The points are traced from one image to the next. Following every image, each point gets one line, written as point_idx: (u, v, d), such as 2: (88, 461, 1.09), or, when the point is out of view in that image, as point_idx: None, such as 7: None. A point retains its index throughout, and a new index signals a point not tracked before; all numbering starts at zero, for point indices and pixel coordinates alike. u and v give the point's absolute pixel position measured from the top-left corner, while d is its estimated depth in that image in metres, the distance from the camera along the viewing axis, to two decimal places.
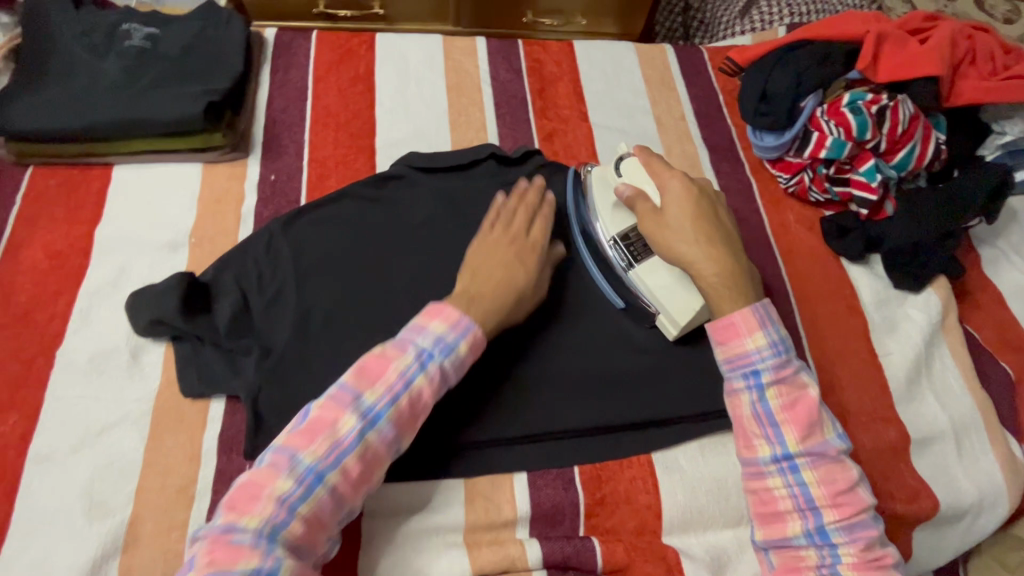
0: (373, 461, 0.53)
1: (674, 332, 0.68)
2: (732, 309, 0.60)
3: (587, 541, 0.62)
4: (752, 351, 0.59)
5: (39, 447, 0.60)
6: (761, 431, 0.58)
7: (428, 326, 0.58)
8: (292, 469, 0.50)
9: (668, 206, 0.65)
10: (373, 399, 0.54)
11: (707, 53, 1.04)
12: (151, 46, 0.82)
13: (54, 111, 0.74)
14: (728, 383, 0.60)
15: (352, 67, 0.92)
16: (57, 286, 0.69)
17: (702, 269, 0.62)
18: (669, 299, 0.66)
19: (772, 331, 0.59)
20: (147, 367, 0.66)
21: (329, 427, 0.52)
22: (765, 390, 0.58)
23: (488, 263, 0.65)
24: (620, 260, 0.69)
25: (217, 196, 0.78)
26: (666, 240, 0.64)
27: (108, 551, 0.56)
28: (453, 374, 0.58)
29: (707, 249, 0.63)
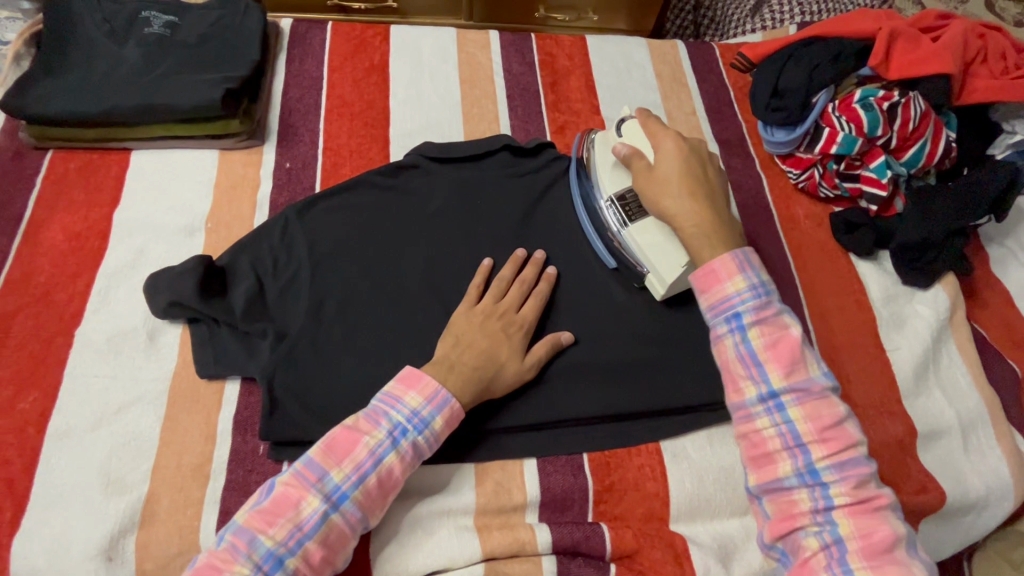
0: (335, 542, 0.54)
1: (661, 291, 0.69)
2: (712, 257, 0.60)
3: (596, 527, 0.63)
4: (732, 294, 0.58)
5: (58, 424, 0.61)
6: (745, 372, 0.57)
7: (404, 397, 0.59)
8: (249, 555, 0.51)
9: (661, 162, 0.66)
10: (338, 478, 0.55)
11: (719, 49, 1.04)
12: (170, 34, 0.83)
13: (75, 95, 0.75)
14: (711, 330, 0.59)
15: (367, 58, 0.93)
16: (76, 267, 0.70)
17: (684, 223, 0.63)
18: (658, 258, 0.68)
19: (753, 274, 0.58)
20: (164, 347, 0.67)
21: (293, 508, 0.53)
22: (748, 331, 0.57)
23: (474, 337, 0.65)
24: (614, 220, 0.72)
25: (233, 182, 0.79)
26: (654, 197, 0.65)
27: (125, 527, 0.57)
28: (428, 447, 0.59)
29: (692, 207, 0.63)
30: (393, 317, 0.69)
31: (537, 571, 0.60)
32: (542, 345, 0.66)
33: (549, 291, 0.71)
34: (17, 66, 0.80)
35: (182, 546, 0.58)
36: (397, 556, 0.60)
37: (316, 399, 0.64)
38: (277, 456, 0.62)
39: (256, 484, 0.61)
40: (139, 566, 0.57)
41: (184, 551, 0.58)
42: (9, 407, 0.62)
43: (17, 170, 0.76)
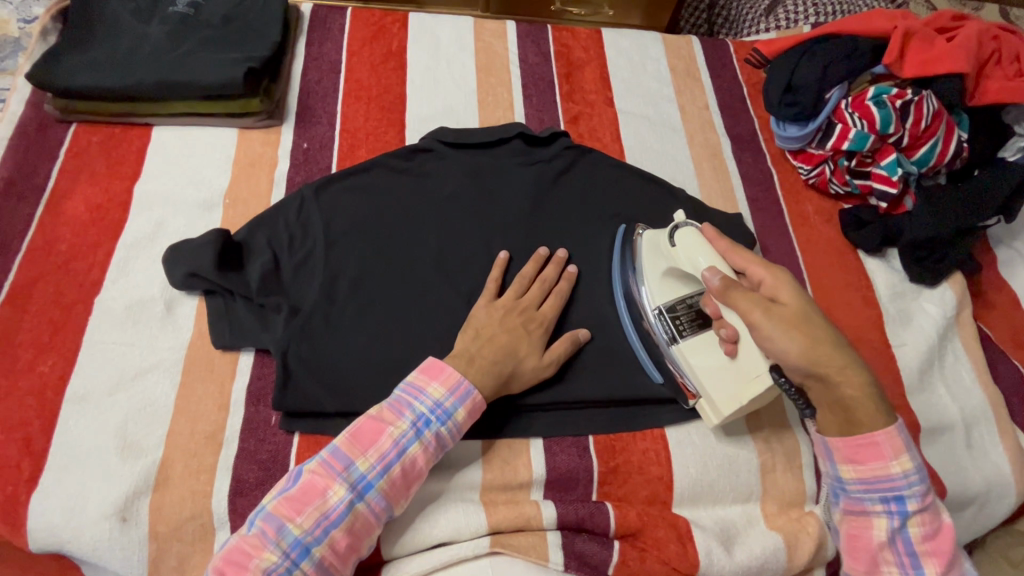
0: (360, 531, 0.55)
1: (714, 421, 0.65)
2: (873, 425, 0.56)
3: (601, 505, 0.64)
4: (896, 476, 0.55)
5: (76, 387, 0.63)
6: (894, 557, 0.56)
7: (428, 387, 0.60)
8: (278, 542, 0.52)
9: (781, 295, 0.58)
10: (365, 469, 0.56)
11: (733, 46, 1.05)
12: (194, 13, 0.85)
13: (99, 69, 0.77)
14: (859, 501, 0.57)
15: (385, 44, 0.94)
16: (97, 238, 0.72)
17: (849, 380, 0.55)
18: (717, 389, 0.63)
19: (916, 455, 0.56)
20: (181, 318, 0.69)
21: (320, 496, 0.54)
22: (909, 519, 0.55)
23: (498, 335, 0.64)
24: (663, 332, 0.67)
25: (251, 160, 0.80)
26: (800, 341, 0.55)
27: (139, 489, 0.59)
28: (451, 438, 0.60)
29: (839, 354, 0.56)
30: (404, 296, 0.70)
31: (542, 544, 0.61)
32: (559, 344, 0.67)
33: (570, 290, 0.71)
34: (44, 40, 0.84)
35: (195, 510, 0.59)
36: (404, 528, 0.61)
37: (327, 373, 0.65)
38: (288, 426, 0.63)
39: (267, 454, 0.62)
40: (152, 527, 0.58)
41: (197, 515, 0.59)
42: (29, 369, 0.63)
43: (40, 141, 0.78)
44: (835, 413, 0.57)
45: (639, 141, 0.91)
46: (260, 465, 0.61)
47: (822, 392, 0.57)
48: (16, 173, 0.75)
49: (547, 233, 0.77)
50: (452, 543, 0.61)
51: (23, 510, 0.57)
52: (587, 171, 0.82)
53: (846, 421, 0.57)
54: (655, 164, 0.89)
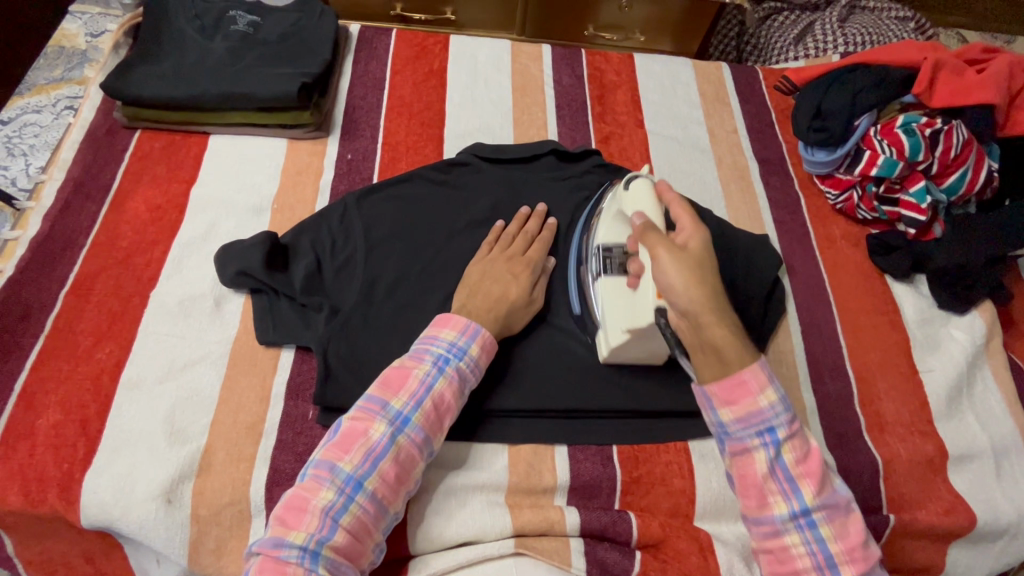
0: (406, 463, 0.57)
1: (605, 353, 0.68)
2: (741, 366, 0.54)
3: (624, 513, 0.65)
4: (765, 408, 0.54)
5: (131, 374, 0.67)
6: (777, 487, 0.54)
7: (440, 333, 0.63)
8: (332, 480, 0.54)
9: (690, 241, 0.59)
10: (399, 406, 0.58)
11: (762, 72, 1.08)
12: (253, 32, 0.91)
13: (165, 81, 0.83)
14: (739, 440, 0.55)
15: (427, 64, 0.99)
16: (156, 236, 0.77)
17: (717, 324, 0.54)
18: (614, 318, 0.66)
19: (780, 383, 0.55)
20: (228, 314, 0.73)
21: (362, 436, 0.56)
22: (782, 446, 0.54)
23: (489, 285, 0.69)
24: (593, 268, 0.71)
25: (299, 169, 0.85)
26: (684, 277, 0.56)
27: (184, 474, 0.62)
28: (471, 375, 0.63)
29: (720, 300, 0.56)
30: (438, 299, 0.73)
31: (565, 548, 0.63)
32: (534, 272, 0.72)
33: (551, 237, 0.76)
34: (115, 53, 0.91)
35: (235, 496, 0.62)
36: (430, 526, 0.62)
37: (363, 369, 0.68)
38: (325, 421, 0.66)
39: (304, 446, 0.65)
40: (194, 510, 0.61)
41: (236, 501, 0.62)
42: (88, 355, 0.67)
43: (108, 145, 0.84)
44: (705, 357, 0.56)
45: (668, 162, 0.94)
46: (296, 456, 0.64)
47: (693, 333, 0.56)
48: (86, 174, 0.81)
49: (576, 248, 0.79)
50: (477, 542, 0.62)
51: (78, 487, 0.60)
52: None
53: (716, 364, 0.55)
54: (683, 184, 0.92)
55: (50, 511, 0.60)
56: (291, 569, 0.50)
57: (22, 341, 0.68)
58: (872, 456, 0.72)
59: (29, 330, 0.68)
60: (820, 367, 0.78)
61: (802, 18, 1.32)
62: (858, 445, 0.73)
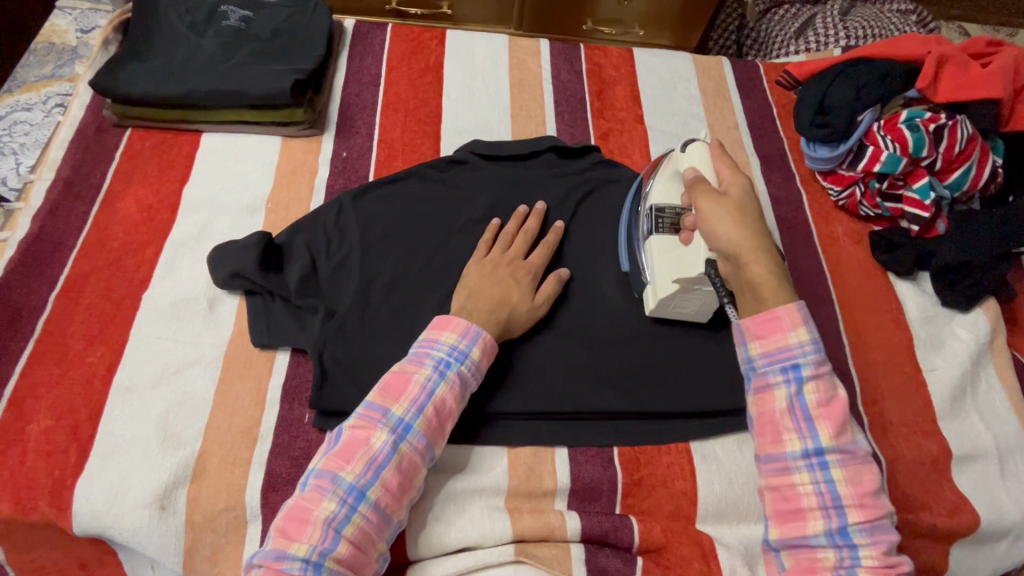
0: (409, 471, 0.56)
1: (651, 306, 0.69)
2: (776, 302, 0.56)
3: (625, 518, 0.64)
4: (794, 346, 0.55)
5: (123, 379, 0.66)
6: (794, 424, 0.55)
7: (441, 336, 0.62)
8: (334, 490, 0.53)
9: (730, 188, 0.62)
10: (401, 413, 0.57)
11: (763, 67, 1.07)
12: (245, 27, 0.89)
13: (155, 79, 0.81)
14: (764, 375, 0.56)
15: (423, 59, 0.97)
16: (147, 237, 0.75)
17: (752, 262, 0.57)
18: (663, 269, 0.67)
19: (815, 328, 0.56)
20: (222, 316, 0.71)
21: (364, 444, 0.55)
22: (805, 385, 0.54)
23: (489, 288, 0.68)
24: (644, 227, 0.71)
25: (293, 167, 0.84)
26: (725, 220, 0.59)
27: (178, 479, 0.61)
28: (473, 378, 0.62)
29: (759, 240, 0.58)
30: (435, 298, 0.72)
31: (565, 556, 0.61)
32: (536, 274, 0.71)
33: (556, 242, 0.75)
34: (105, 49, 0.89)
35: (229, 502, 0.61)
36: (429, 531, 0.62)
37: (360, 371, 0.67)
38: (321, 425, 0.65)
39: (300, 450, 0.64)
40: (188, 517, 0.60)
41: (232, 508, 0.61)
42: (79, 359, 0.66)
43: (98, 144, 0.82)
44: (745, 294, 0.58)
45: None
46: (293, 461, 0.63)
47: (734, 275, 0.59)
48: (75, 173, 0.79)
49: (575, 248, 0.78)
50: (477, 548, 0.62)
51: (69, 494, 0.59)
52: (615, 188, 0.84)
53: (752, 302, 0.57)
54: None
55: (41, 518, 0.59)
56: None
57: (11, 345, 0.66)
58: (876, 457, 0.71)
59: (18, 333, 0.67)
60: None
61: (802, 12, 1.31)
62: None
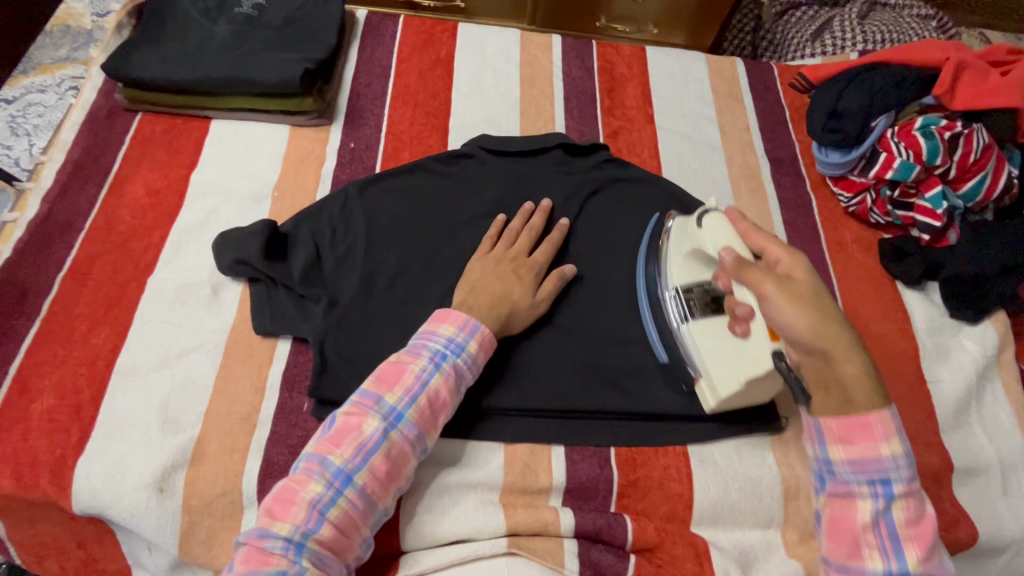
0: (397, 459, 0.56)
1: (712, 402, 0.65)
2: (869, 408, 0.53)
3: (619, 517, 0.64)
4: (885, 458, 0.53)
5: (126, 361, 0.66)
6: (876, 540, 0.53)
7: (439, 328, 0.62)
8: (322, 473, 0.53)
9: (793, 272, 0.56)
10: (394, 401, 0.57)
11: (778, 69, 1.05)
12: (257, 15, 0.89)
13: (166, 64, 0.82)
14: (845, 483, 0.54)
15: (434, 52, 0.97)
16: (154, 221, 0.76)
17: (845, 363, 0.53)
18: (719, 369, 0.63)
19: (906, 441, 0.54)
20: (226, 302, 0.72)
21: (355, 430, 0.55)
22: (894, 502, 0.52)
23: (489, 283, 0.68)
24: (676, 313, 0.68)
25: (301, 156, 0.84)
26: (806, 316, 0.54)
27: (177, 463, 0.61)
28: (468, 371, 0.62)
29: (845, 333, 0.54)
30: (438, 292, 0.72)
31: (559, 550, 0.62)
32: (541, 271, 0.70)
33: (561, 239, 0.75)
34: (118, 34, 0.89)
35: (226, 487, 0.61)
36: (423, 524, 0.62)
37: (359, 362, 0.67)
38: (320, 415, 0.65)
39: (298, 438, 0.64)
40: (186, 500, 0.60)
41: (229, 493, 0.61)
42: (83, 341, 0.67)
43: (109, 128, 0.83)
44: (832, 395, 0.55)
45: (677, 159, 0.92)
46: (290, 449, 0.64)
47: (820, 373, 0.55)
48: (85, 156, 0.80)
49: (579, 246, 0.78)
50: (469, 541, 0.62)
51: (70, 472, 0.60)
52: (621, 188, 0.84)
53: (842, 403, 0.54)
54: (691, 182, 0.90)
55: (42, 496, 0.60)
56: (274, 563, 0.50)
57: (18, 324, 0.67)
58: None
59: (24, 313, 0.68)
60: None
61: (820, 14, 1.30)
62: None
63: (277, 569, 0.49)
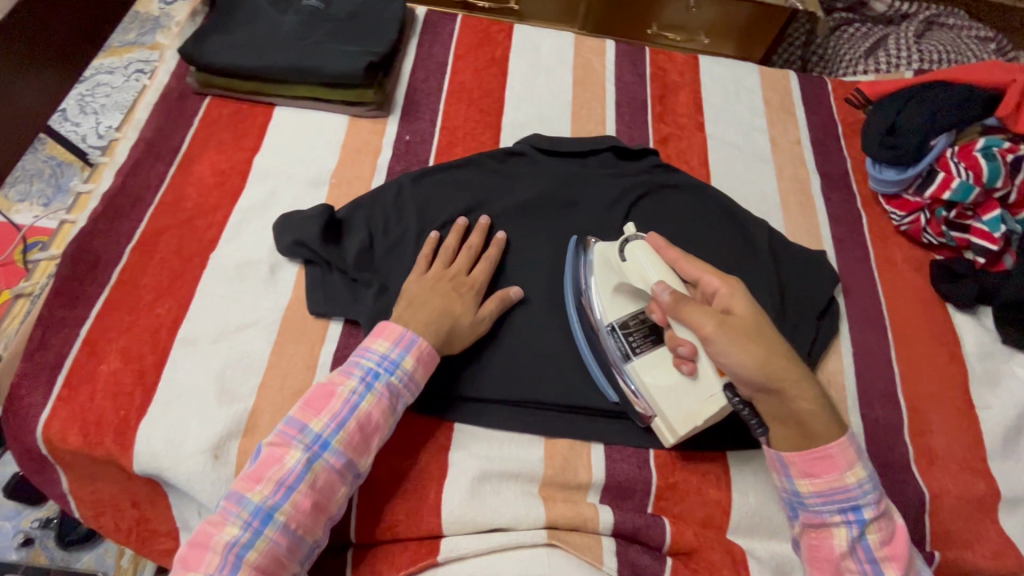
0: (325, 488, 0.56)
1: (672, 439, 0.64)
2: (826, 437, 0.56)
3: (657, 518, 0.64)
4: (852, 485, 0.55)
5: (187, 331, 0.69)
6: (857, 565, 0.56)
7: (373, 345, 0.62)
8: (238, 514, 0.53)
9: (732, 307, 0.60)
10: (319, 429, 0.57)
11: (832, 83, 1.04)
12: (324, 8, 0.92)
13: (237, 51, 0.85)
14: (818, 513, 0.56)
15: (490, 51, 0.99)
16: (218, 200, 0.79)
17: (799, 394, 0.56)
18: (673, 412, 0.63)
19: (867, 464, 0.56)
20: (282, 282, 0.74)
21: (277, 463, 0.55)
22: (867, 526, 0.55)
23: (431, 299, 0.67)
24: (617, 351, 0.66)
25: (358, 146, 0.86)
26: (752, 351, 0.56)
27: (231, 432, 0.64)
28: (404, 389, 0.61)
29: (793, 364, 0.56)
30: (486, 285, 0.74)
31: (597, 546, 0.62)
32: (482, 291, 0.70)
33: (498, 258, 0.74)
34: (193, 20, 0.94)
35: None
36: (460, 513, 0.62)
37: None
38: None
39: None
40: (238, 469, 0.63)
41: None
42: (149, 309, 0.70)
43: (179, 109, 0.87)
44: (793, 428, 0.57)
45: (726, 168, 0.92)
46: None
47: (776, 407, 0.57)
48: (157, 135, 0.84)
49: None
50: (508, 530, 0.62)
51: (133, 434, 0.63)
52: (669, 194, 0.84)
53: (800, 435, 0.56)
54: (740, 192, 0.90)
55: (105, 453, 0.63)
56: None
57: (89, 290, 0.70)
58: (919, 489, 0.69)
59: (95, 280, 0.71)
60: (869, 392, 0.76)
61: (873, 33, 1.31)
62: (905, 476, 0.70)
63: None
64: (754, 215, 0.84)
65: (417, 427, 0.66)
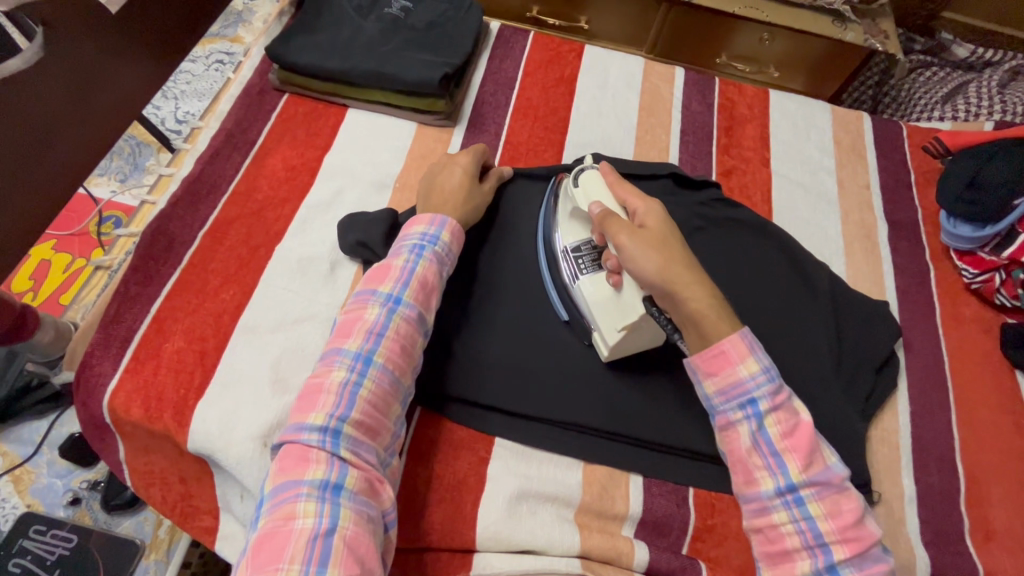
0: (407, 336, 0.61)
1: (606, 351, 0.67)
2: (720, 335, 0.56)
3: (693, 561, 0.62)
4: (745, 379, 0.55)
5: (248, 319, 0.71)
6: (761, 460, 0.54)
7: (411, 230, 0.68)
8: (341, 361, 0.57)
9: (645, 221, 0.61)
10: (388, 289, 0.62)
11: (907, 129, 1.01)
12: (404, 17, 0.94)
13: (319, 52, 0.88)
14: (724, 414, 0.56)
15: (559, 70, 1.00)
16: (288, 194, 0.82)
17: (693, 294, 0.56)
18: (605, 319, 0.65)
19: (763, 355, 0.55)
20: (340, 279, 0.76)
21: (359, 321, 0.60)
22: (764, 419, 0.54)
23: (447, 180, 0.75)
24: (569, 273, 0.72)
25: (424, 153, 0.88)
26: (649, 254, 0.57)
27: (282, 421, 0.65)
28: (446, 259, 0.68)
29: (689, 270, 0.57)
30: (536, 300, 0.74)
31: None
32: (484, 152, 0.79)
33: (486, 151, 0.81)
34: (279, 20, 0.98)
35: None
36: (495, 532, 0.62)
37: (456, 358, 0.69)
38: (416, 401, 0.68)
39: None
40: None
41: None
42: (214, 294, 0.73)
43: (259, 104, 0.90)
44: (691, 331, 0.57)
45: (791, 207, 0.90)
46: None
47: (676, 311, 0.58)
48: (236, 126, 0.87)
49: None
50: (541, 554, 0.62)
51: (190, 413, 0.65)
52: (729, 228, 0.83)
53: (699, 337, 0.57)
54: (802, 233, 0.88)
55: (162, 428, 0.65)
56: (315, 451, 0.52)
57: (162, 270, 0.74)
58: (973, 564, 0.66)
59: (169, 261, 0.75)
60: (925, 455, 0.72)
61: (953, 78, 1.27)
62: (958, 549, 0.67)
63: (315, 473, 0.50)
64: (816, 258, 0.82)
65: (459, 437, 0.67)
